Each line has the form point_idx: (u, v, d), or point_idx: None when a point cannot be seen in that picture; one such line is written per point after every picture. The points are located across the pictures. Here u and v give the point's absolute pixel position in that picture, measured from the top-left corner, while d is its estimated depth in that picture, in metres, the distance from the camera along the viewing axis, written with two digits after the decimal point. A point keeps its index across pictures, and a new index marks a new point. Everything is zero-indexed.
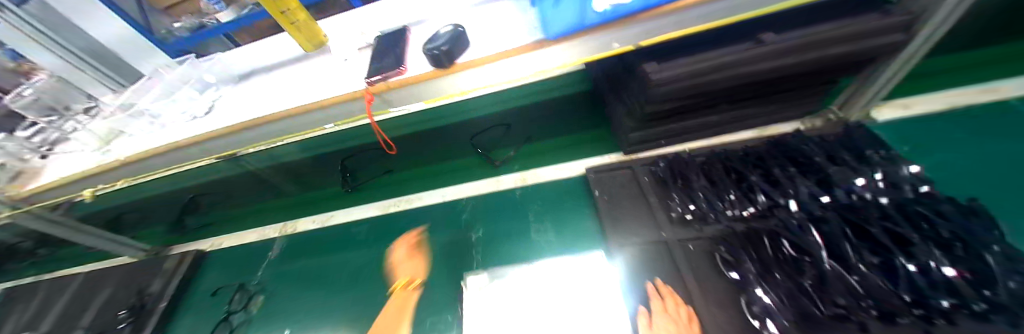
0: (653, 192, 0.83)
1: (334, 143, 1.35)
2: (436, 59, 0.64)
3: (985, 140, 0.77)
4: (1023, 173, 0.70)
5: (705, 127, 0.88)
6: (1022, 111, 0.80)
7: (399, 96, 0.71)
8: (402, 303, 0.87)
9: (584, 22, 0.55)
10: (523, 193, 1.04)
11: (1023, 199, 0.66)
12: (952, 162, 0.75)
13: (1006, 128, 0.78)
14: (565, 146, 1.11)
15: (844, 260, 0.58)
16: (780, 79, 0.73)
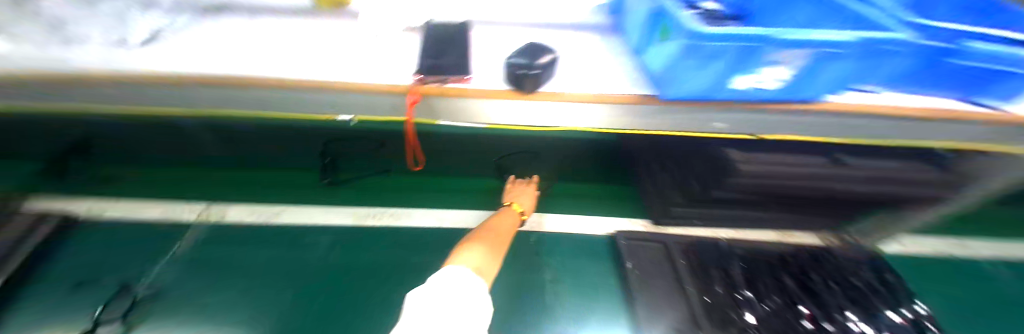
0: (691, 281, 0.77)
1: (319, 126, 1.12)
2: (516, 82, 0.55)
3: (976, 294, 0.85)
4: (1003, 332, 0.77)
5: (743, 218, 0.85)
6: (989, 271, 0.91)
7: (451, 107, 0.59)
8: (509, 221, 0.82)
9: (711, 94, 0.50)
10: (538, 242, 0.92)
11: None
12: (947, 308, 0.81)
13: (983, 283, 0.87)
14: (587, 196, 1.03)
15: None
16: (832, 199, 0.74)
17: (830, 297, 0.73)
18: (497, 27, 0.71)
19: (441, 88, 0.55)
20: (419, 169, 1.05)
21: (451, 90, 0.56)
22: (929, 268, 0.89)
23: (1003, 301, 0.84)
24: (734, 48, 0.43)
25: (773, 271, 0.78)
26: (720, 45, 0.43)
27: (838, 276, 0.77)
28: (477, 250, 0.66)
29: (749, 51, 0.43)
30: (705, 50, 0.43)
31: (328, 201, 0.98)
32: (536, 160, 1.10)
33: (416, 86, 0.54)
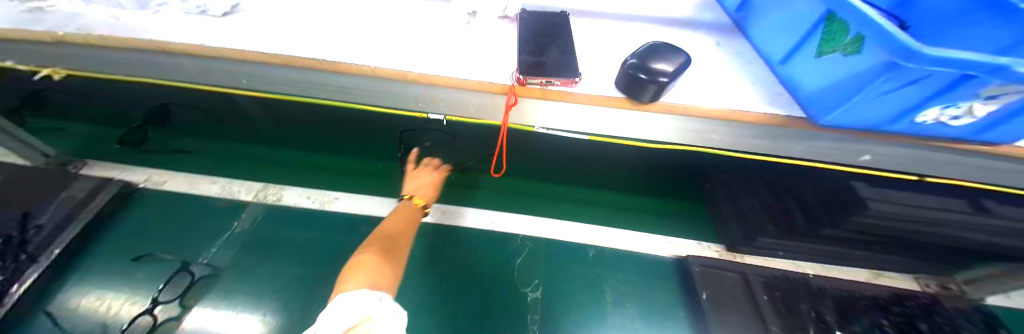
0: (773, 320, 0.71)
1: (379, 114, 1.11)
2: (631, 88, 0.48)
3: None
4: None
5: (838, 256, 0.79)
6: None
7: (546, 110, 0.55)
8: (408, 218, 0.75)
9: (879, 123, 0.44)
10: (596, 257, 0.88)
11: None
12: None
13: None
14: (651, 209, 0.97)
15: None
16: (954, 247, 0.66)
17: None
18: (600, 19, 0.63)
19: (540, 91, 0.50)
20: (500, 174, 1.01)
21: (550, 94, 0.51)
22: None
23: None
24: (943, 74, 0.35)
25: (869, 317, 0.70)
26: (927, 70, 0.35)
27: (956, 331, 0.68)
28: (371, 262, 0.57)
29: (959, 80, 0.36)
30: (901, 73, 0.37)
31: (380, 191, 0.94)
32: (596, 168, 1.05)
33: (514, 85, 0.50)
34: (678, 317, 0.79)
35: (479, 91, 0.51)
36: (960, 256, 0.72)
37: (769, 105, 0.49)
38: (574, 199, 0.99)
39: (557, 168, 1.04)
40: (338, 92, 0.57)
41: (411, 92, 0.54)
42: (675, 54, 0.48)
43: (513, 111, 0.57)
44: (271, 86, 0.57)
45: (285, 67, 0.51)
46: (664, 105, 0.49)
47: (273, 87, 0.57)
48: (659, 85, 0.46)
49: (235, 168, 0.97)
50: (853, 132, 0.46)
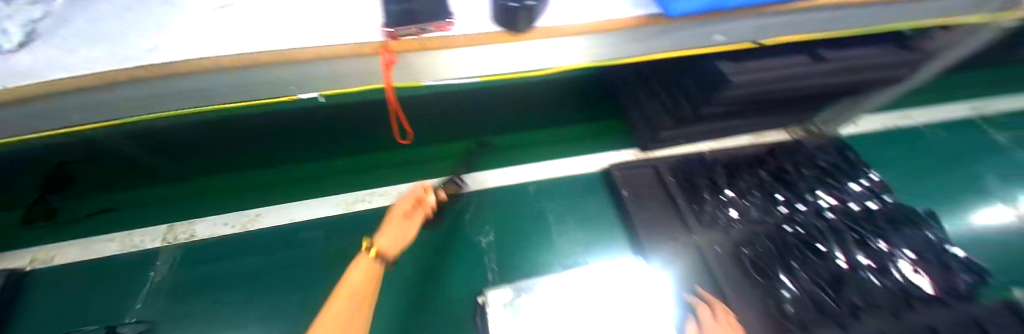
0: (681, 195, 0.85)
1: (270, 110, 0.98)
2: (510, 21, 0.48)
3: (912, 158, 1.02)
4: (942, 174, 0.98)
5: (724, 130, 0.93)
6: (929, 129, 1.10)
7: (427, 61, 0.55)
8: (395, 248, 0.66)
9: (716, 3, 0.51)
10: (537, 190, 0.95)
11: (947, 195, 0.94)
12: (900, 168, 1.00)
13: (924, 139, 1.07)
14: (576, 137, 1.07)
15: (849, 259, 0.72)
16: (808, 95, 0.81)
17: (802, 182, 0.83)
18: None
19: (416, 42, 0.49)
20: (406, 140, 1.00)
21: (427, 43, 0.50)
22: (878, 139, 1.06)
23: (940, 150, 1.04)
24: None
25: (753, 170, 0.86)
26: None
27: (807, 162, 0.87)
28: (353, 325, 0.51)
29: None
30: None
31: (312, 196, 0.92)
32: (518, 109, 1.08)
33: (388, 42, 0.48)
34: (612, 219, 0.89)
35: (353, 56, 0.49)
36: (809, 102, 0.88)
37: (631, 8, 0.53)
38: (507, 145, 1.04)
39: (483, 119, 1.07)
40: (206, 94, 0.51)
41: (285, 78, 0.51)
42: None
43: (401, 73, 0.56)
44: (124, 104, 0.49)
45: (132, 83, 0.45)
46: (538, 33, 0.51)
47: (128, 105, 0.50)
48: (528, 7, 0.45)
49: (139, 217, 0.86)
50: (704, 15, 0.53)
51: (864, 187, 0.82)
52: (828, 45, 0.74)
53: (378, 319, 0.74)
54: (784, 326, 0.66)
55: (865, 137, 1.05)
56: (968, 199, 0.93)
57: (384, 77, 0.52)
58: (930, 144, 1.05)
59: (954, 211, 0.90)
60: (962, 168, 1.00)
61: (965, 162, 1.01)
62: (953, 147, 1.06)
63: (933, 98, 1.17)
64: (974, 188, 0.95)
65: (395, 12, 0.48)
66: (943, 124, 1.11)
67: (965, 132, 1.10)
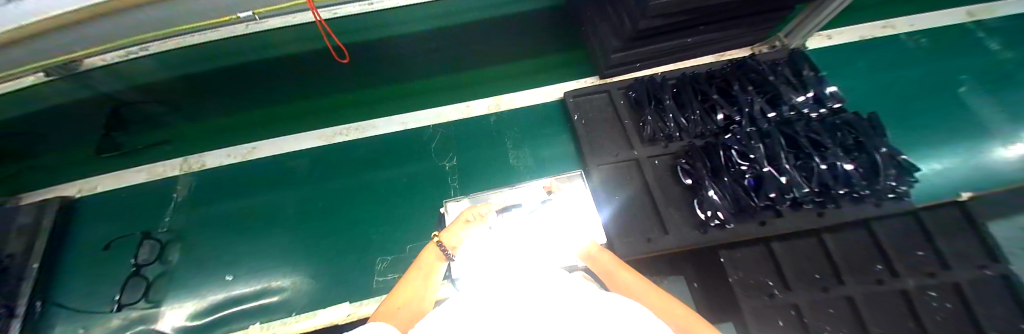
0: (627, 116, 0.93)
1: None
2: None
3: (874, 69, 1.07)
4: (896, 90, 1.04)
5: (680, 49, 0.94)
6: (905, 42, 1.10)
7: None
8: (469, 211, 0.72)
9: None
10: (497, 121, 1.03)
11: (893, 111, 1.01)
12: (857, 85, 1.05)
13: (894, 53, 1.08)
14: (542, 66, 1.08)
15: (777, 162, 0.75)
16: (761, 3, 0.78)
17: (747, 96, 0.85)
18: None
19: None
20: (344, 59, 0.92)
21: None
22: (843, 54, 1.09)
23: (905, 64, 1.07)
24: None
25: (701, 89, 0.89)
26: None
27: (758, 77, 0.88)
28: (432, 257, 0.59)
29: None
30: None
31: (293, 131, 1.02)
32: None
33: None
34: (566, 138, 0.99)
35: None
36: (770, 13, 0.85)
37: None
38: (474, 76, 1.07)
39: None
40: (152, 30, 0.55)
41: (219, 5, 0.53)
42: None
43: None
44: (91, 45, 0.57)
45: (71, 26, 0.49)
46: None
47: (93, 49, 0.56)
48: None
49: (149, 154, 1.00)
50: None
51: (810, 99, 0.83)
52: None
53: (357, 226, 0.89)
54: (704, 222, 0.76)
55: (832, 50, 1.10)
56: (911, 109, 1.01)
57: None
58: (901, 53, 1.08)
59: (894, 127, 0.99)
60: (921, 83, 1.05)
61: (927, 78, 1.05)
62: (923, 60, 1.07)
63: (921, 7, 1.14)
64: (924, 104, 1.02)
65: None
66: (924, 34, 1.11)
67: (946, 41, 1.10)
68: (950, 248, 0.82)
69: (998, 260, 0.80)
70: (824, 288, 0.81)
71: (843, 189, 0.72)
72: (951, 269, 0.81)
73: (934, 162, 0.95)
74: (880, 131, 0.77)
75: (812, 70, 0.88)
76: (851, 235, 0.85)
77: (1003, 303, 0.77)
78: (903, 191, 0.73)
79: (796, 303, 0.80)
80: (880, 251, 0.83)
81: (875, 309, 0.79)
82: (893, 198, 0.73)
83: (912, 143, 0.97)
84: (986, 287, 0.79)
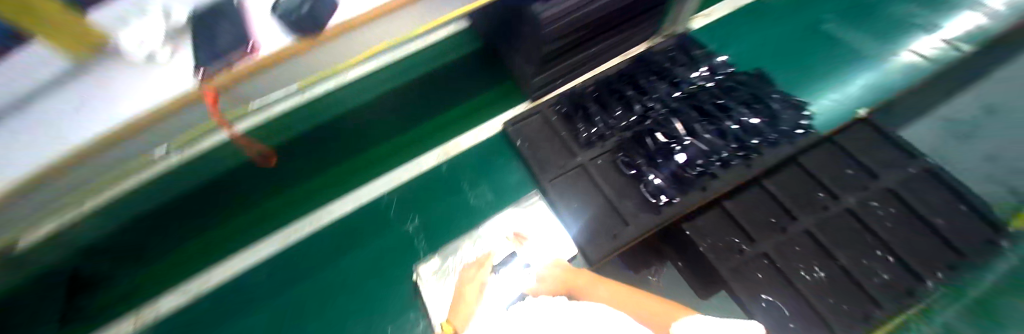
0: (562, 128, 0.98)
1: (189, 173, 1.05)
2: (301, 26, 0.44)
3: (753, 28, 1.22)
4: (776, 43, 1.18)
5: (592, 58, 1.03)
6: (766, 2, 1.26)
7: (252, 87, 0.51)
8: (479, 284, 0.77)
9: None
10: (449, 168, 1.04)
11: (780, 62, 1.15)
12: (744, 49, 1.18)
13: (761, 12, 1.25)
14: (477, 108, 1.14)
15: (696, 134, 0.88)
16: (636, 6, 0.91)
17: (654, 85, 0.97)
18: None
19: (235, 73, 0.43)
20: (271, 162, 1.06)
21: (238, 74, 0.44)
22: (721, 26, 1.23)
23: (774, 19, 1.23)
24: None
25: (617, 88, 0.99)
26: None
27: (658, 66, 0.99)
28: None
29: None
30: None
31: (245, 243, 0.98)
32: (415, 101, 1.15)
33: (206, 84, 0.38)
34: (516, 165, 1.03)
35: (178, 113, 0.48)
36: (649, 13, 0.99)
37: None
38: (416, 134, 1.10)
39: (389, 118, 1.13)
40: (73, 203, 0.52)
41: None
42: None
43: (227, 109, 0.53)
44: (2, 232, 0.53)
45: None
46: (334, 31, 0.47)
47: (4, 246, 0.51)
48: (310, 13, 0.44)
49: (90, 320, 0.90)
50: None
51: (705, 71, 0.96)
52: None
53: (337, 324, 0.88)
54: (655, 204, 0.82)
55: (716, 23, 1.24)
56: (795, 55, 1.16)
57: (214, 115, 0.51)
58: (767, 10, 1.25)
59: (789, 76, 1.12)
60: (792, 31, 1.20)
61: (795, 26, 1.21)
62: (786, 12, 1.24)
63: None
64: (802, 48, 1.17)
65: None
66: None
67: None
68: (873, 159, 0.91)
69: (915, 156, 0.90)
70: (783, 229, 0.86)
71: (756, 138, 0.85)
72: (880, 177, 0.89)
73: (831, 94, 1.09)
74: (762, 83, 0.94)
75: (700, 48, 1.01)
76: (789, 174, 0.91)
77: (935, 195, 0.87)
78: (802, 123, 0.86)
79: (765, 252, 0.84)
80: (817, 180, 0.90)
81: (832, 233, 0.85)
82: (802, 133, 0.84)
83: (804, 86, 1.10)
84: (918, 184, 0.88)
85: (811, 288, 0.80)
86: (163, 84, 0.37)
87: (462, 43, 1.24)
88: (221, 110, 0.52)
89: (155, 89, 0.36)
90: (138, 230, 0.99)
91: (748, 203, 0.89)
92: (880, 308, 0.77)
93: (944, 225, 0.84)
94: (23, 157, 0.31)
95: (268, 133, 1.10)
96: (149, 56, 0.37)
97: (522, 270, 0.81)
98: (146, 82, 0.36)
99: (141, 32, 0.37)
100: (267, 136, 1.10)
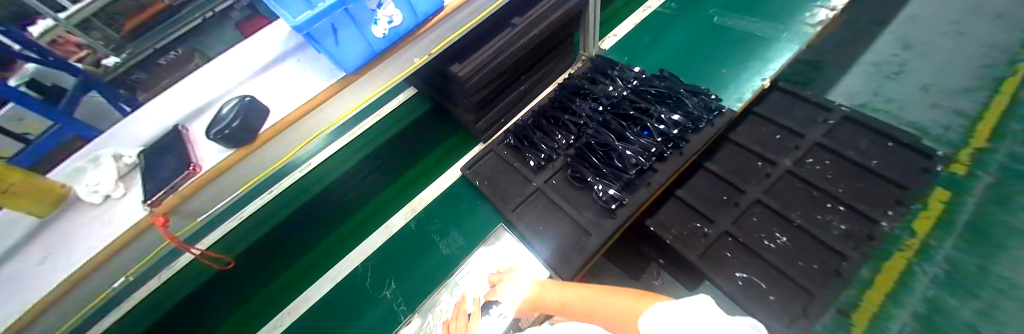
0: (514, 160, 1.06)
1: (172, 292, 1.07)
2: (235, 139, 0.53)
3: (660, 37, 1.37)
4: (683, 45, 1.33)
5: (522, 96, 1.19)
6: (664, 13, 1.44)
7: (200, 201, 0.56)
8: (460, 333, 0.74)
9: (373, 49, 0.64)
10: (418, 223, 1.07)
11: (691, 60, 1.28)
12: (657, 56, 1.32)
13: (662, 22, 1.41)
14: (434, 161, 1.20)
15: (628, 138, 0.96)
16: (541, 43, 1.07)
17: (582, 105, 1.07)
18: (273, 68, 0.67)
19: (175, 196, 0.52)
20: (230, 266, 1.08)
21: (190, 191, 0.52)
22: (631, 42, 1.38)
23: (675, 25, 1.39)
24: (336, 18, 0.57)
25: (552, 114, 1.10)
26: (322, 24, 0.55)
27: (582, 89, 1.12)
28: None
29: (347, 12, 0.58)
30: (321, 33, 0.56)
31: None
32: (376, 169, 1.22)
33: (155, 208, 0.51)
34: (480, 205, 1.07)
35: (133, 240, 0.53)
36: (557, 46, 1.17)
37: (327, 79, 0.63)
38: (381, 200, 1.15)
39: (355, 191, 1.18)
40: None
41: (97, 285, 0.54)
42: (243, 96, 0.56)
43: (182, 223, 0.57)
44: None
45: None
46: (267, 134, 0.56)
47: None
48: (239, 126, 0.52)
49: None
50: (379, 58, 0.67)
51: (622, 83, 1.09)
52: (521, 13, 1.01)
53: None
54: (608, 208, 0.87)
55: (626, 41, 1.39)
56: (700, 51, 1.30)
57: (166, 236, 0.56)
58: (666, 19, 1.42)
59: (703, 70, 1.24)
60: (693, 32, 1.36)
61: (693, 26, 1.37)
62: (682, 17, 1.41)
63: None
64: (706, 44, 1.31)
65: (148, 186, 0.53)
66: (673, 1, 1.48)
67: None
68: (796, 120, 1.00)
69: (830, 109, 0.99)
70: (736, 204, 0.89)
71: (677, 128, 0.92)
72: (807, 135, 0.96)
73: (740, 77, 1.20)
74: (672, 79, 1.06)
75: (614, 66, 1.15)
76: (727, 153, 0.97)
77: (861, 139, 0.95)
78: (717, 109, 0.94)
79: (727, 231, 0.86)
80: (753, 152, 0.95)
81: (781, 197, 0.89)
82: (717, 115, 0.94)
83: (718, 75, 1.21)
84: (842, 133, 0.97)
85: (778, 255, 0.81)
86: (125, 216, 0.55)
87: (410, 108, 1.34)
88: (171, 230, 0.56)
89: (119, 225, 0.54)
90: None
91: (698, 187, 0.94)
92: (846, 259, 0.78)
93: (878, 165, 0.90)
94: (28, 292, 0.49)
95: (242, 233, 1.14)
96: (104, 197, 0.58)
97: (497, 318, 0.75)
98: (116, 217, 0.55)
99: (98, 179, 0.58)
100: (241, 238, 1.14)
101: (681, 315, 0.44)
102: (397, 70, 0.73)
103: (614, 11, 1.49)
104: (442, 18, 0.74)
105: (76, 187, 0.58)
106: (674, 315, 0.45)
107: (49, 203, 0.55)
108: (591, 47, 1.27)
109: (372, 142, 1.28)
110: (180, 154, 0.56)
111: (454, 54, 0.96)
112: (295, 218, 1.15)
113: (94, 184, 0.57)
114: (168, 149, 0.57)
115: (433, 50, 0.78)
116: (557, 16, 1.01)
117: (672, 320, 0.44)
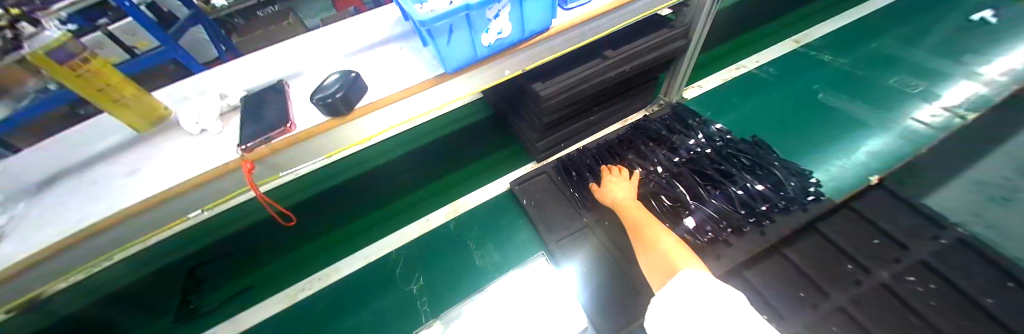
0: (568, 187, 1.04)
1: (217, 227, 1.14)
2: (334, 105, 0.53)
3: (745, 99, 1.30)
4: (770, 112, 1.24)
5: (589, 126, 1.15)
6: (752, 76, 1.37)
7: (286, 157, 0.57)
8: None
9: (476, 56, 0.65)
10: (457, 225, 1.06)
11: (776, 130, 1.19)
12: (738, 117, 1.24)
13: (750, 84, 1.34)
14: (486, 167, 1.19)
15: (701, 198, 0.92)
16: (626, 79, 1.04)
17: (654, 150, 1.03)
18: (376, 49, 0.72)
19: (268, 147, 0.53)
20: (290, 220, 1.12)
21: (280, 144, 0.54)
22: (712, 97, 1.32)
23: (763, 91, 1.31)
24: (455, 20, 0.57)
25: (619, 151, 1.06)
26: (442, 24, 0.56)
27: (656, 134, 1.09)
28: None
29: (466, 17, 0.58)
30: (439, 31, 0.56)
31: (252, 302, 0.96)
32: (429, 160, 1.23)
33: (245, 154, 0.52)
34: (524, 224, 1.03)
35: (218, 177, 0.54)
36: (640, 85, 1.13)
37: (427, 71, 0.65)
38: (426, 192, 1.15)
39: (405, 176, 1.20)
40: (106, 256, 0.55)
41: (168, 212, 0.55)
42: (347, 71, 0.57)
43: (265, 174, 0.59)
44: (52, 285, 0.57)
45: (18, 277, 0.47)
46: (362, 111, 0.57)
47: (16, 304, 0.52)
48: (342, 97, 0.53)
49: None
50: (478, 64, 0.67)
51: (702, 138, 1.05)
52: (614, 47, 0.98)
53: None
54: None
55: (707, 94, 1.33)
56: (788, 123, 1.20)
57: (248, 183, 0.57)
58: (755, 82, 1.35)
59: (790, 144, 1.14)
60: (784, 101, 1.27)
61: (784, 95, 1.29)
62: (773, 84, 1.33)
63: (755, 50, 1.48)
64: (797, 116, 1.22)
65: (244, 131, 0.54)
66: (766, 66, 1.41)
67: (787, 67, 1.39)
68: (898, 227, 0.87)
69: (945, 227, 0.85)
70: (813, 306, 0.78)
71: (765, 204, 0.89)
72: (912, 249, 0.83)
73: (833, 160, 1.08)
74: (760, 150, 1.01)
75: (695, 119, 1.10)
76: (810, 244, 0.87)
77: (977, 268, 0.80)
78: (812, 189, 0.92)
79: (798, 332, 0.74)
80: (842, 251, 0.85)
81: (871, 313, 0.76)
82: (812, 201, 0.91)
83: (807, 153, 1.11)
84: (957, 257, 0.82)
85: None
86: (214, 152, 0.56)
87: (475, 110, 1.35)
88: (253, 178, 0.57)
89: (206, 159, 0.55)
90: (156, 282, 1.04)
91: (772, 272, 0.84)
92: None
93: (997, 305, 0.74)
94: (113, 200, 0.51)
95: (294, 190, 1.21)
96: (201, 130, 0.60)
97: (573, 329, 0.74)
98: (209, 151, 0.57)
99: (201, 111, 0.60)
100: (294, 193, 1.20)
101: (693, 290, 0.48)
102: (488, 78, 0.72)
103: (698, 64, 1.44)
104: (544, 39, 0.73)
105: (176, 113, 0.62)
106: (685, 281, 0.51)
107: (149, 120, 0.59)
108: (672, 93, 1.22)
109: (431, 135, 1.31)
110: (281, 110, 0.58)
111: (538, 73, 0.95)
112: (344, 186, 1.20)
113: (197, 116, 0.60)
114: (269, 101, 0.61)
115: (525, 66, 0.77)
116: (652, 57, 0.97)
117: (680, 286, 0.50)
